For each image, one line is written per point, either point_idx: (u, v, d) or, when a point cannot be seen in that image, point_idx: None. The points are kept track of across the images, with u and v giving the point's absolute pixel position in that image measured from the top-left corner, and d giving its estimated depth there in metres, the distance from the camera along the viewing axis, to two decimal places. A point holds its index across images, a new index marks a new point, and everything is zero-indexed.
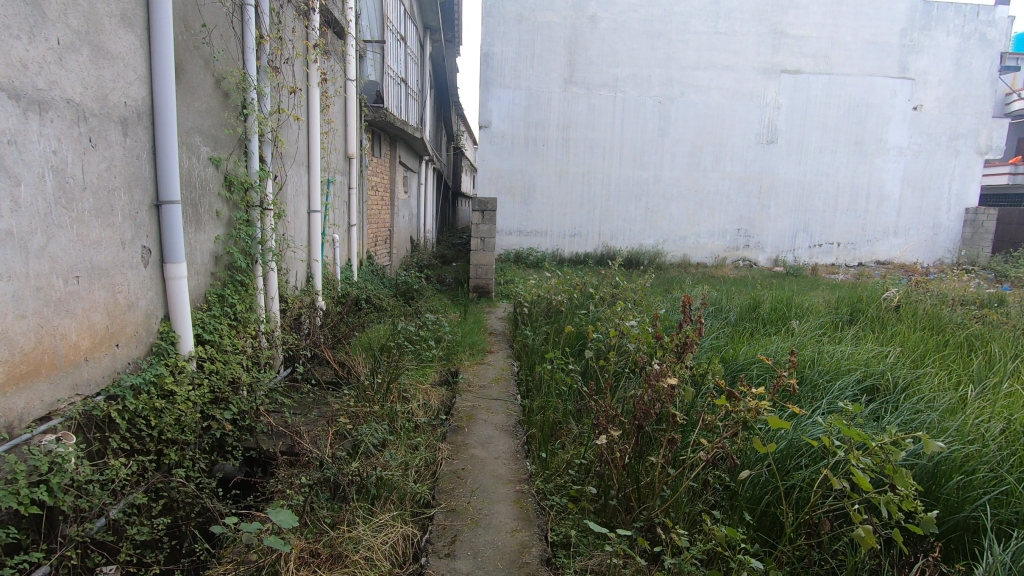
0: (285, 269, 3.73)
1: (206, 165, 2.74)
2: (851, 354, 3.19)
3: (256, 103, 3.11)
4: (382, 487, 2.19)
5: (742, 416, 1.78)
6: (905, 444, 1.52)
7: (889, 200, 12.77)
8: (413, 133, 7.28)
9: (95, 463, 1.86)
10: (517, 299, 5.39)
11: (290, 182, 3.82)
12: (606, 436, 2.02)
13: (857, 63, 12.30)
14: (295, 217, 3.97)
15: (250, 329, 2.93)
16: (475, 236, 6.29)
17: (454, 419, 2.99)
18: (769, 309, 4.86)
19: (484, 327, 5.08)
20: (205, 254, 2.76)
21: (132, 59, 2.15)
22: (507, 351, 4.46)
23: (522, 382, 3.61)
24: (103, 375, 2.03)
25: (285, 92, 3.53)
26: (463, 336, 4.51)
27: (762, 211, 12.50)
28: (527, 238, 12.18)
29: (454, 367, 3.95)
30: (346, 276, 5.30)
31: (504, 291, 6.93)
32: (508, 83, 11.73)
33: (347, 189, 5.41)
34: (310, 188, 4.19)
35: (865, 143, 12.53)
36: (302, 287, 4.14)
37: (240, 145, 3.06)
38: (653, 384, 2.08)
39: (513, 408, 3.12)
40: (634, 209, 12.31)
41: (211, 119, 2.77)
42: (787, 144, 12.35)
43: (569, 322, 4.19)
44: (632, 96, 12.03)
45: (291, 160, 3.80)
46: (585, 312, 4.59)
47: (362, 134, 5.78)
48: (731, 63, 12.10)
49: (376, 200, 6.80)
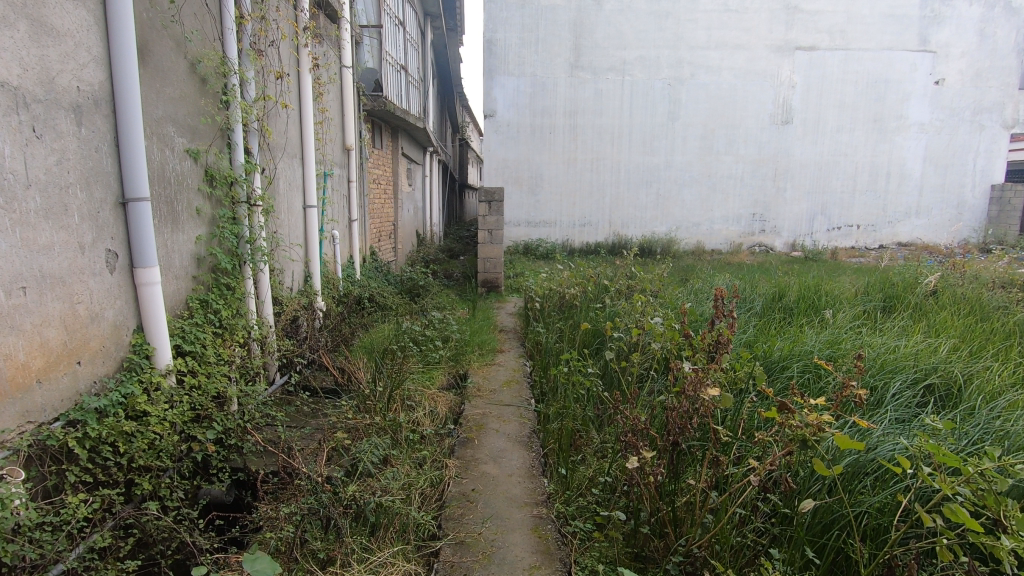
0: (279, 269, 3.48)
1: (183, 158, 2.49)
2: (900, 347, 2.88)
3: (237, 89, 2.85)
4: (382, 514, 1.95)
5: (798, 432, 1.51)
6: (1013, 472, 1.23)
7: (911, 179, 12.30)
8: (415, 123, 7.00)
9: (51, 501, 1.63)
10: (528, 293, 5.11)
11: (281, 176, 3.58)
12: (637, 457, 1.75)
13: (875, 37, 11.81)
14: (288, 214, 3.72)
15: (238, 336, 2.68)
16: (481, 228, 6.01)
17: (464, 429, 2.74)
18: (797, 298, 4.57)
19: (494, 324, 4.82)
20: (184, 255, 2.51)
21: (86, 37, 1.90)
22: (520, 349, 4.19)
23: (535, 384, 3.35)
24: (62, 398, 1.79)
25: (271, 78, 3.26)
26: (472, 335, 4.25)
27: (778, 194, 12.08)
28: (536, 229, 11.90)
29: (462, 369, 3.70)
30: (348, 274, 5.07)
31: (514, 284, 6.65)
32: (512, 69, 11.40)
33: (347, 183, 5.15)
34: (305, 182, 3.95)
35: (885, 120, 12.04)
36: (300, 288, 3.92)
37: (221, 135, 2.80)
38: (689, 394, 1.80)
39: (526, 415, 2.87)
40: (645, 196, 11.98)
41: (187, 107, 2.52)
42: (803, 124, 11.92)
43: (585, 318, 3.91)
44: (640, 79, 11.64)
45: (282, 153, 3.55)
46: (601, 307, 4.31)
47: (361, 125, 5.53)
48: (743, 41, 11.66)
49: (378, 194, 6.54)
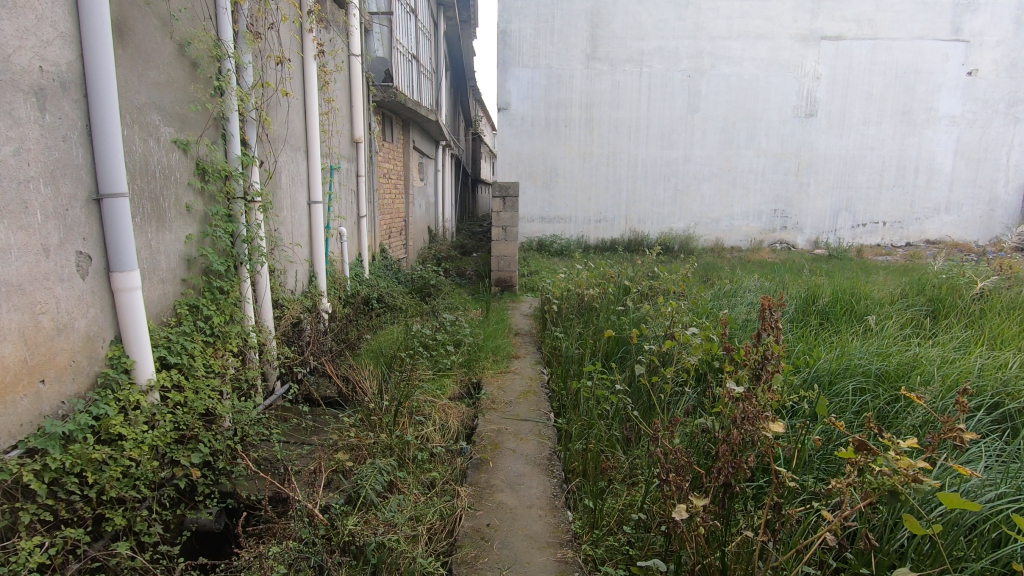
0: (280, 270, 3.25)
1: (170, 149, 2.26)
2: (961, 362, 2.64)
3: (233, 75, 2.62)
4: (384, 555, 1.72)
5: (885, 480, 1.25)
6: None
7: (941, 173, 11.82)
8: (427, 115, 6.75)
9: (1, 546, 1.42)
10: (545, 294, 4.85)
11: (283, 170, 3.36)
12: (689, 506, 1.44)
13: (904, 26, 11.34)
14: (290, 210, 3.49)
15: (232, 346, 2.45)
16: (496, 225, 5.75)
17: (477, 448, 2.50)
18: (833, 301, 4.27)
19: (509, 326, 4.57)
20: (172, 256, 2.28)
21: (51, 10, 1.66)
22: (536, 356, 3.93)
23: (555, 396, 3.10)
24: (20, 423, 1.57)
25: (271, 64, 3.02)
26: (486, 339, 4.00)
27: (801, 189, 11.66)
28: (551, 225, 11.63)
29: (475, 378, 3.46)
30: (356, 273, 4.85)
31: (529, 283, 6.39)
32: (527, 61, 11.12)
33: (355, 178, 4.92)
34: (309, 176, 3.74)
35: (914, 112, 11.55)
36: (305, 288, 3.72)
37: (215, 125, 2.57)
38: (745, 426, 1.53)
39: (546, 433, 2.62)
40: (663, 191, 11.64)
41: (175, 93, 2.29)
42: (828, 117, 11.48)
43: (608, 324, 3.64)
44: (659, 71, 11.28)
45: (284, 145, 3.32)
46: (623, 310, 4.03)
47: (370, 117, 5.28)
48: (766, 31, 11.24)
49: (388, 189, 6.31)
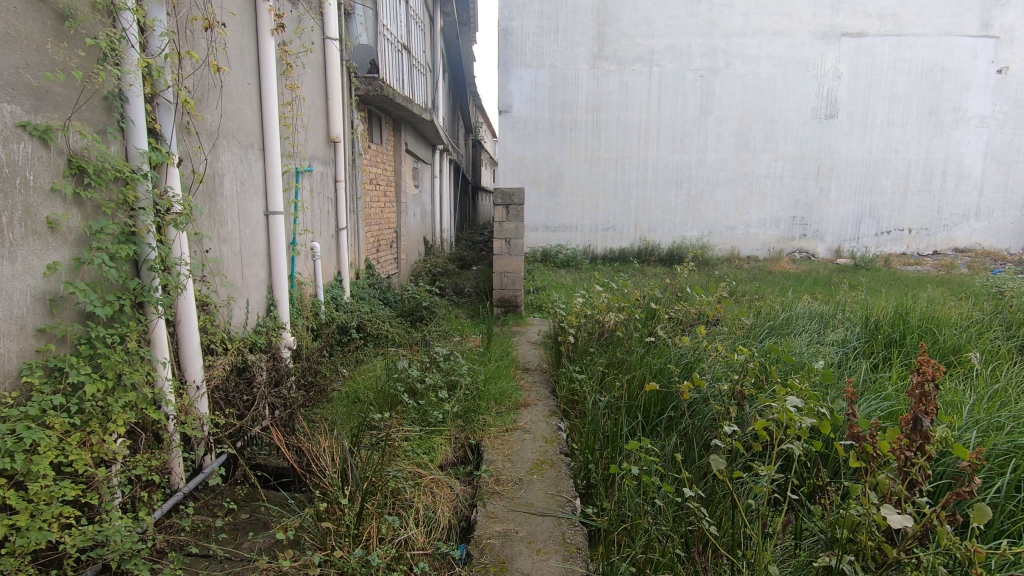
0: (221, 303, 2.54)
1: (12, 137, 1.51)
2: None
3: (134, 38, 1.87)
4: None
5: None
6: None
7: (970, 177, 11.06)
8: (421, 113, 6.02)
9: None
10: (557, 317, 4.09)
11: (228, 172, 2.65)
12: None
13: (930, 21, 10.64)
14: (241, 224, 2.79)
15: (122, 425, 1.68)
16: (498, 236, 5.00)
17: (476, 567, 1.76)
18: (902, 334, 3.53)
19: (515, 360, 3.83)
20: (16, 297, 1.53)
21: None
22: (550, 403, 3.15)
23: (577, 470, 2.36)
24: None
25: (201, 29, 2.29)
26: (488, 379, 3.26)
27: (821, 195, 10.91)
28: (555, 234, 10.90)
29: (473, 440, 2.71)
30: (334, 297, 4.12)
31: (535, 302, 5.64)
32: (530, 61, 10.45)
33: (333, 184, 4.22)
34: (268, 181, 3.04)
35: (941, 112, 10.82)
36: (260, 320, 3.01)
37: (105, 108, 1.82)
38: None
39: (573, 541, 1.87)
40: (675, 198, 10.90)
41: (23, 55, 1.54)
42: (850, 118, 10.73)
43: (643, 365, 2.88)
44: (670, 70, 10.56)
45: (226, 139, 2.60)
46: (656, 342, 3.30)
47: (351, 112, 4.56)
48: (784, 27, 10.52)
49: (376, 197, 5.57)
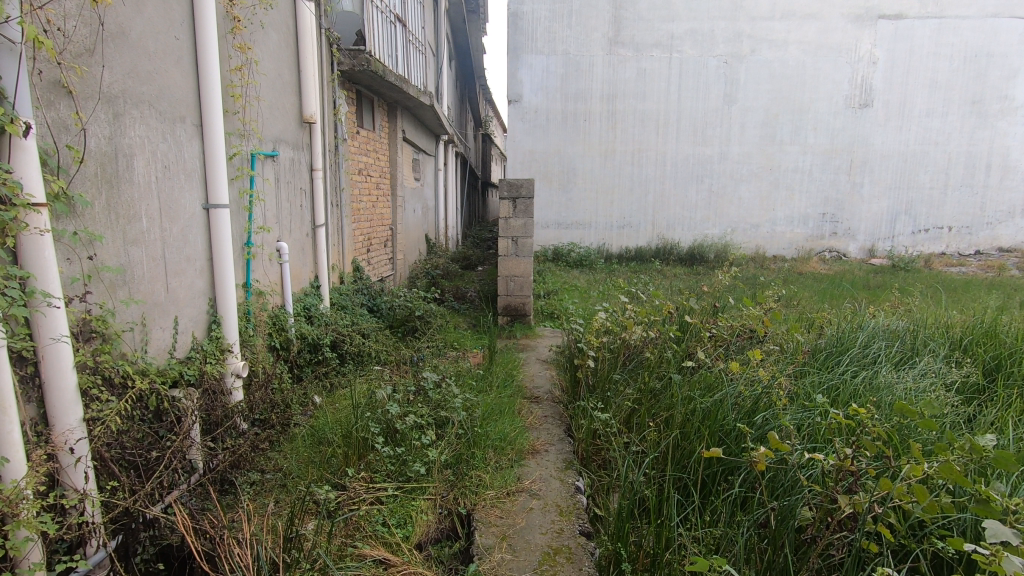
0: (124, 328, 1.90)
1: None
2: None
3: None
4: None
5: None
6: None
7: (1017, 171, 10.15)
8: (417, 95, 5.35)
9: None
10: (569, 331, 3.43)
11: (140, 150, 1.99)
12: None
13: (975, 3, 9.78)
14: (165, 220, 2.14)
15: None
16: (503, 235, 4.31)
17: None
18: (1002, 361, 2.83)
19: (521, 386, 3.17)
20: None
21: None
22: (566, 448, 2.48)
23: (605, 564, 1.70)
24: None
25: None
26: (487, 412, 2.59)
27: (853, 190, 10.08)
28: (568, 232, 10.20)
29: (464, 507, 2.03)
30: (309, 306, 3.47)
31: (545, 310, 4.97)
32: (541, 47, 9.75)
33: (308, 173, 3.56)
34: (207, 166, 2.39)
35: (985, 101, 9.95)
36: (198, 343, 2.37)
37: None
38: None
39: None
40: (695, 193, 10.14)
41: None
42: (885, 107, 9.88)
43: (688, 405, 2.19)
44: (691, 56, 9.78)
45: (132, 106, 1.94)
46: (697, 371, 2.62)
47: (333, 89, 3.91)
48: (814, 10, 9.71)
49: (366, 191, 4.91)
